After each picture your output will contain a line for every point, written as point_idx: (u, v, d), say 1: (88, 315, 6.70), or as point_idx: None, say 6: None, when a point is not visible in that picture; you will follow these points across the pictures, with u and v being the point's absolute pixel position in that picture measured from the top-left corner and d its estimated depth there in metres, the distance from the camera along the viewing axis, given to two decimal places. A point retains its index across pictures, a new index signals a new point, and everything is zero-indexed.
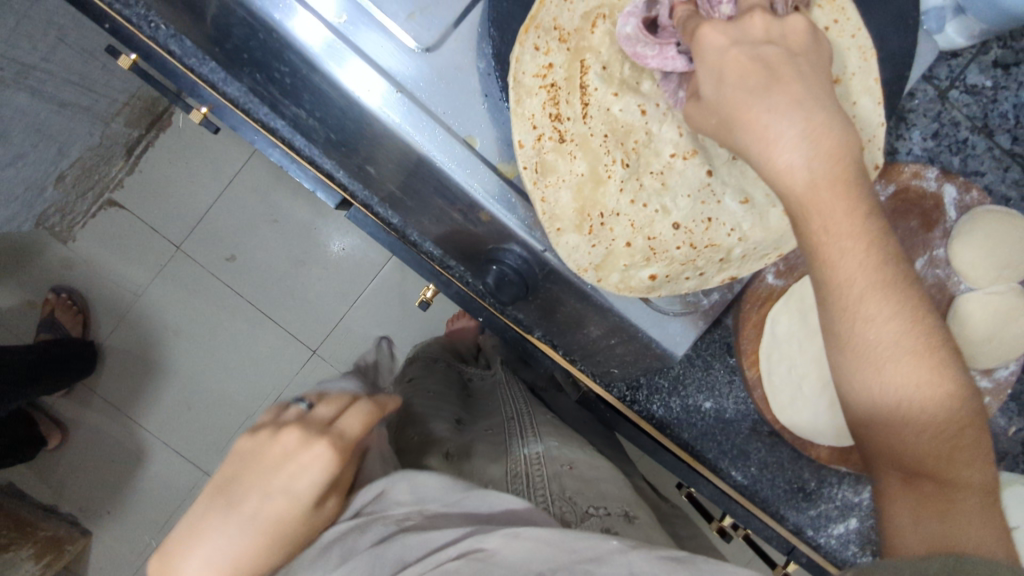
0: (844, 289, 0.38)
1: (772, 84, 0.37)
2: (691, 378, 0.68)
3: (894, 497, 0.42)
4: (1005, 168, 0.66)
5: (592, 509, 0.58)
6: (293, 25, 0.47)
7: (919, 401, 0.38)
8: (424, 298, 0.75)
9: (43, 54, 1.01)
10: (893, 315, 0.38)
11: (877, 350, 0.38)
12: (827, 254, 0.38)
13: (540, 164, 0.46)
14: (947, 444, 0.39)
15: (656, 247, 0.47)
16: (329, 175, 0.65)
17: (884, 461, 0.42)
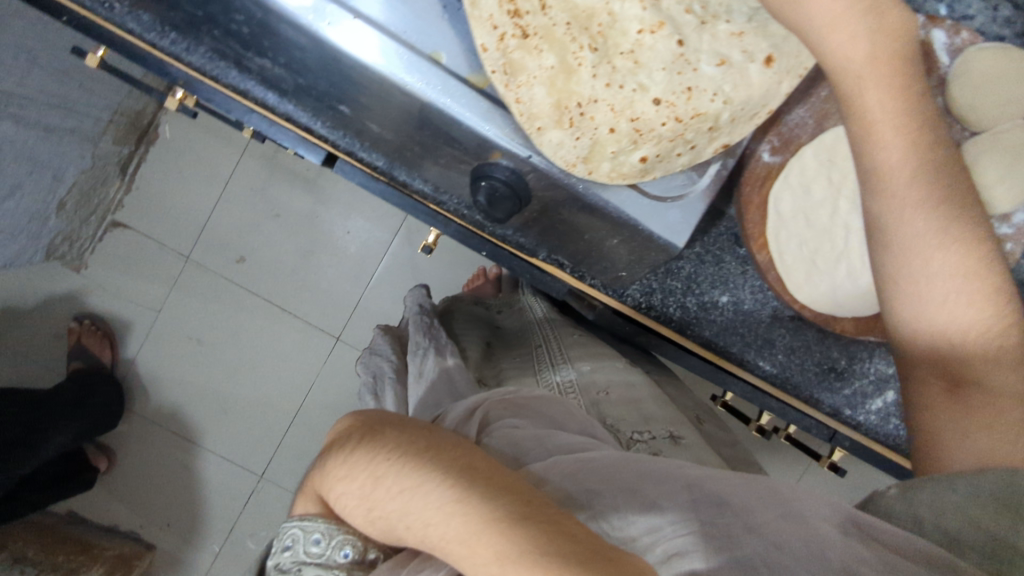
0: (894, 172, 0.46)
1: None
2: (703, 275, 0.67)
3: (939, 407, 0.45)
4: (994, 7, 0.64)
5: (636, 435, 0.59)
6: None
7: (955, 300, 0.44)
8: (427, 244, 0.75)
9: (19, 79, 1.00)
10: (926, 208, 0.45)
11: (926, 240, 0.45)
12: (882, 138, 0.45)
13: (509, 65, 0.45)
14: (986, 343, 0.43)
15: (646, 131, 0.47)
16: (309, 130, 0.65)
17: (930, 367, 0.46)
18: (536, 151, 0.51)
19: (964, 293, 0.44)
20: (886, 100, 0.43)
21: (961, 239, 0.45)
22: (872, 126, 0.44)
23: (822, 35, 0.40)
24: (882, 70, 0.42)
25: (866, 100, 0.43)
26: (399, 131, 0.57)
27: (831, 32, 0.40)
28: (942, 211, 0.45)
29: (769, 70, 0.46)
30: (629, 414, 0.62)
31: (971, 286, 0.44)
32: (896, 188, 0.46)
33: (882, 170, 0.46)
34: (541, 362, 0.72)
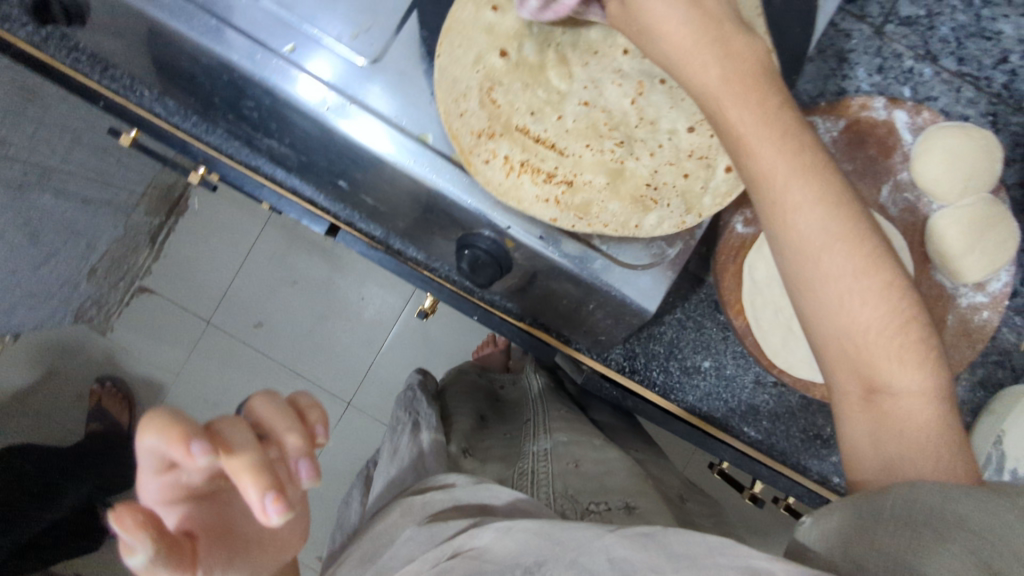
0: (770, 179, 0.41)
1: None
2: (685, 341, 0.69)
3: (853, 413, 0.42)
4: (957, 89, 0.70)
5: (593, 505, 0.63)
6: (291, 85, 0.53)
7: (859, 298, 0.40)
8: (424, 309, 0.79)
9: (62, 157, 1.12)
10: (820, 210, 0.41)
11: (812, 243, 0.41)
12: (750, 149, 0.41)
13: (584, 204, 0.50)
14: (894, 338, 0.40)
15: (714, 157, 0.51)
16: (313, 203, 0.71)
17: (842, 371, 0.42)
18: (514, 222, 0.54)
19: (860, 290, 0.40)
20: (756, 114, 0.40)
21: (850, 234, 0.41)
22: (749, 148, 0.41)
23: (682, 65, 0.42)
24: (736, 88, 0.41)
25: (728, 116, 0.41)
26: (394, 206, 0.62)
27: (689, 63, 0.41)
28: (830, 206, 0.41)
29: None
30: (590, 485, 0.67)
31: (867, 281, 0.40)
32: (780, 199, 0.41)
33: (757, 179, 0.41)
34: (526, 436, 0.76)
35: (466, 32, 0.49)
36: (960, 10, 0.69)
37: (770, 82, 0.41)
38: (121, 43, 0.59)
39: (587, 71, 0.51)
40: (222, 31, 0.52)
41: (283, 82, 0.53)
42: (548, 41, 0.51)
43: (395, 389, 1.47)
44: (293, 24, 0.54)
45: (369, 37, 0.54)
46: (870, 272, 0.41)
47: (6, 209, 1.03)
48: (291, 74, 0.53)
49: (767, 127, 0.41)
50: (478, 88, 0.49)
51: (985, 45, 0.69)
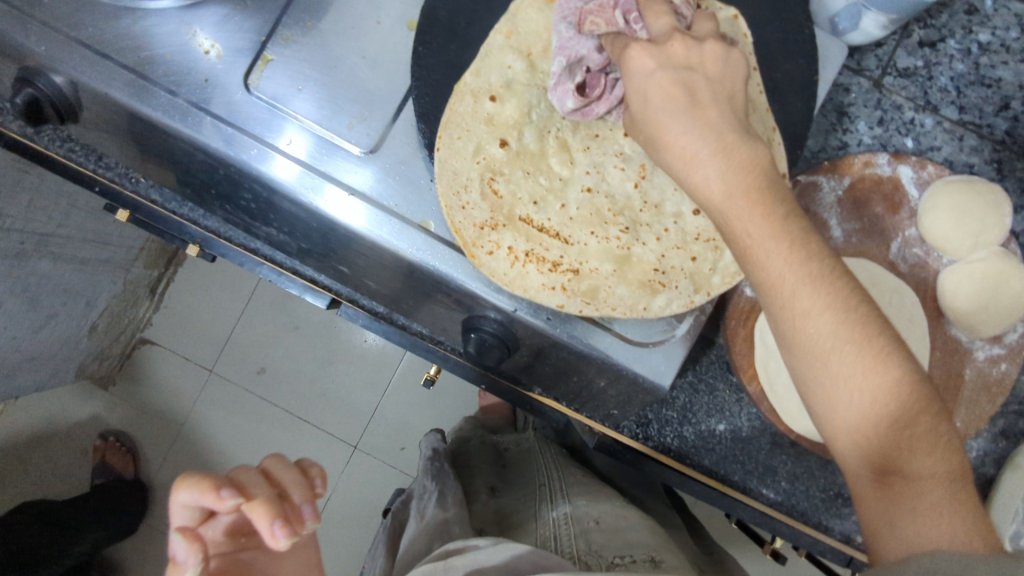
0: (776, 282, 0.40)
1: (690, 107, 0.41)
2: (698, 405, 0.68)
3: (867, 501, 0.39)
4: (960, 138, 0.69)
5: (618, 559, 0.61)
6: (265, 165, 0.52)
7: (869, 392, 0.39)
8: (429, 376, 0.77)
9: (58, 221, 1.12)
10: (828, 310, 0.39)
11: (822, 345, 0.39)
12: (756, 254, 0.40)
13: (592, 290, 0.49)
14: (907, 434, 0.38)
15: (721, 240, 0.51)
16: (314, 281, 0.69)
17: (853, 459, 0.40)
18: (519, 305, 0.53)
19: (870, 388, 0.39)
20: (758, 215, 0.40)
21: (862, 334, 0.39)
22: (754, 253, 0.40)
23: (682, 171, 0.42)
24: (743, 202, 0.40)
25: (737, 223, 0.40)
26: (396, 286, 0.61)
27: (692, 165, 0.41)
28: (841, 308, 0.39)
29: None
30: (614, 540, 0.65)
31: (875, 373, 0.39)
32: (787, 301, 0.40)
33: (763, 279, 0.41)
34: (541, 501, 0.75)
35: (465, 123, 0.48)
36: (958, 59, 0.69)
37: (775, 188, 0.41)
38: (113, 136, 0.59)
39: (588, 157, 0.51)
40: (210, 124, 0.52)
41: (262, 166, 0.52)
42: (548, 130, 0.50)
43: (402, 434, 1.45)
44: (278, 109, 0.53)
45: (366, 127, 0.53)
46: (882, 367, 0.39)
47: (3, 278, 1.03)
48: (267, 154, 0.52)
49: (772, 232, 0.40)
50: (479, 180, 0.49)
51: (985, 92, 0.69)
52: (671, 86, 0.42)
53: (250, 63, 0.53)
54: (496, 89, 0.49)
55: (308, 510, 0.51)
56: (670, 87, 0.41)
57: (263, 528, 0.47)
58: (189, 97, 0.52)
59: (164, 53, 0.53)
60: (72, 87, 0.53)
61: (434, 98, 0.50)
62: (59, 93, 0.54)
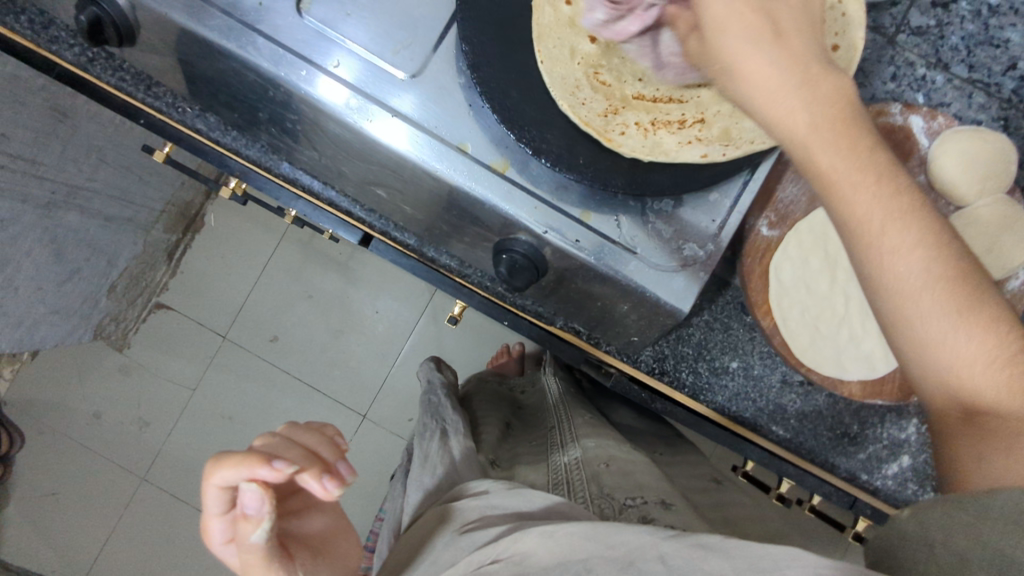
0: (864, 223, 0.40)
1: (775, 39, 0.41)
2: (713, 342, 0.71)
3: (955, 435, 0.40)
4: (969, 95, 0.73)
5: (629, 501, 0.64)
6: (313, 87, 0.55)
7: (956, 335, 0.39)
8: (454, 316, 0.79)
9: (87, 175, 1.15)
10: (918, 247, 0.39)
11: (905, 286, 0.39)
12: (844, 197, 0.40)
13: (726, 132, 0.52)
14: (998, 365, 0.38)
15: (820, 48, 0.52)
16: (348, 214, 0.73)
17: (942, 397, 0.40)
18: (550, 226, 0.56)
19: (954, 316, 0.39)
20: (833, 143, 0.40)
21: (951, 274, 0.39)
22: (844, 195, 0.40)
23: (762, 107, 0.41)
24: (833, 132, 0.40)
25: (825, 165, 0.40)
26: (429, 212, 0.64)
27: (797, 88, 0.40)
28: (931, 253, 0.39)
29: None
30: (625, 482, 0.68)
31: (957, 307, 0.39)
32: (884, 239, 0.40)
33: (850, 218, 0.41)
34: (552, 445, 0.78)
35: (555, 31, 0.52)
36: (969, 20, 0.72)
37: (863, 131, 0.41)
38: (165, 61, 0.62)
39: None
40: (260, 44, 0.54)
41: (310, 87, 0.55)
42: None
43: (410, 401, 1.49)
44: (326, 34, 0.56)
45: (410, 52, 0.56)
46: (967, 307, 0.39)
47: (35, 227, 1.06)
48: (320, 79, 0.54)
49: (856, 170, 0.40)
50: (586, 76, 0.53)
51: (994, 52, 0.72)
52: (752, 14, 0.41)
53: None
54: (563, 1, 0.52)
55: (342, 465, 0.54)
56: (751, 15, 0.41)
57: (315, 485, 0.50)
58: (242, 17, 0.55)
59: None
60: (131, 8, 0.55)
61: (483, 23, 0.52)
62: (119, 14, 0.56)
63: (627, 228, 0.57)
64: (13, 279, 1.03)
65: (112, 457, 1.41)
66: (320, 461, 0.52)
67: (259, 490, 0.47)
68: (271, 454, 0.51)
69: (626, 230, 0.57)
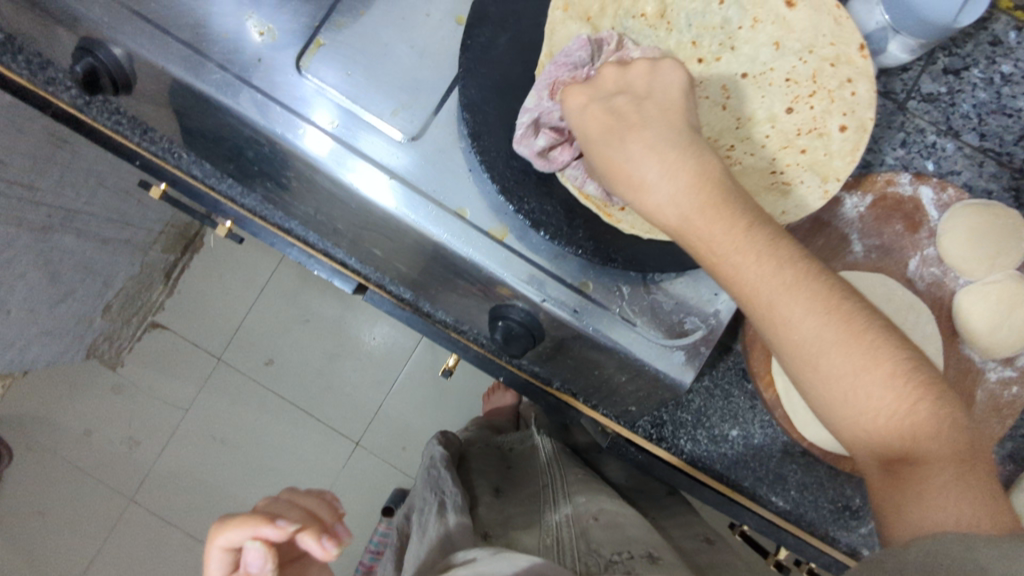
0: (754, 294, 0.42)
1: (627, 132, 0.45)
2: (712, 410, 0.69)
3: (880, 481, 0.43)
4: (980, 164, 0.71)
5: (616, 556, 0.62)
6: (300, 139, 0.53)
7: (858, 389, 0.41)
8: (448, 366, 0.78)
9: (85, 198, 1.14)
10: (808, 313, 0.42)
11: (805, 349, 0.42)
12: (729, 272, 0.43)
13: None
14: (902, 415, 0.41)
15: (825, 126, 0.52)
16: (344, 264, 0.71)
17: (864, 447, 0.43)
18: (548, 296, 0.54)
19: (855, 372, 0.41)
20: (713, 221, 0.42)
21: (848, 329, 0.41)
22: (728, 272, 0.43)
23: (646, 194, 0.44)
24: (711, 210, 0.43)
25: (712, 245, 0.43)
26: (424, 269, 0.63)
27: (665, 178, 0.44)
28: (823, 311, 0.41)
29: (833, 67, 0.52)
30: (617, 535, 0.66)
31: (855, 365, 0.41)
32: (776, 307, 0.42)
33: (745, 290, 0.43)
34: (544, 503, 0.78)
35: None
36: (981, 88, 0.71)
37: (740, 203, 0.43)
38: (162, 109, 0.60)
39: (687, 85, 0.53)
40: (247, 93, 0.53)
41: (293, 136, 0.53)
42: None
43: (403, 433, 1.47)
44: (322, 90, 0.54)
45: (410, 114, 0.55)
46: (866, 362, 0.41)
47: (30, 251, 1.04)
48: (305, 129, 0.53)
49: (740, 246, 0.43)
50: None
51: (1006, 122, 0.71)
52: (605, 117, 0.45)
53: (302, 46, 0.54)
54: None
55: (342, 527, 0.54)
56: (602, 117, 0.45)
57: (314, 546, 0.50)
58: (234, 67, 0.54)
59: (219, 30, 0.54)
60: (128, 58, 0.54)
61: (485, 92, 0.51)
62: (116, 65, 0.55)
63: (628, 300, 0.55)
64: (3, 304, 1.01)
65: (97, 482, 1.38)
66: (321, 523, 0.53)
67: (261, 549, 0.49)
68: (273, 514, 0.52)
69: (627, 301, 0.55)
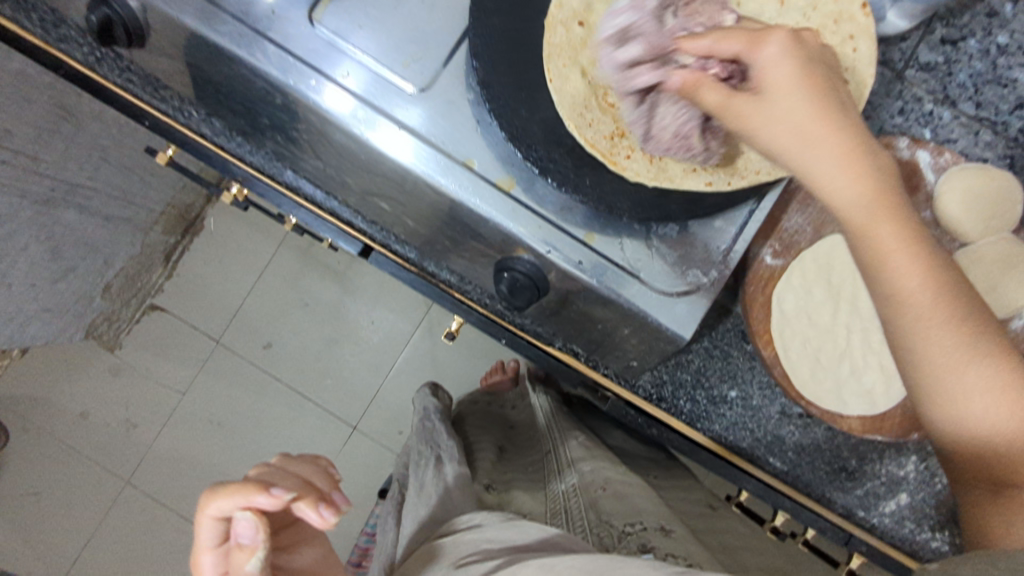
0: (905, 296, 0.43)
1: (806, 135, 0.43)
2: (712, 370, 0.70)
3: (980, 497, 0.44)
4: (976, 132, 0.73)
5: (628, 527, 0.62)
6: (322, 97, 0.54)
7: (987, 408, 0.41)
8: (451, 330, 0.78)
9: (88, 173, 1.15)
10: (949, 325, 0.42)
11: (939, 359, 0.42)
12: (890, 267, 0.43)
13: (732, 159, 0.51)
14: (1018, 442, 0.41)
15: None
16: (350, 224, 0.73)
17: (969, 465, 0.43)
18: (553, 247, 0.55)
19: (993, 393, 0.41)
20: (887, 222, 0.43)
21: (990, 354, 0.42)
22: (890, 267, 0.43)
23: (815, 182, 0.44)
24: (886, 210, 0.43)
25: (880, 237, 0.43)
26: (431, 226, 0.64)
27: (836, 175, 0.43)
28: (969, 331, 0.42)
29: (835, 25, 0.53)
30: (624, 508, 0.66)
31: (994, 386, 0.41)
32: (915, 308, 0.42)
33: (895, 287, 0.43)
34: (550, 474, 0.77)
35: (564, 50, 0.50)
36: (977, 58, 0.72)
37: (913, 216, 0.44)
38: (174, 65, 0.61)
39: None
40: (271, 51, 0.54)
41: (317, 96, 0.54)
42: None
43: (401, 415, 1.47)
44: (337, 44, 0.55)
45: (420, 67, 0.56)
46: (1010, 386, 0.41)
47: (33, 223, 1.05)
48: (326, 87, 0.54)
49: (904, 251, 0.43)
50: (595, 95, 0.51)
51: (1001, 91, 0.72)
52: (751, 109, 0.44)
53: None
54: (580, 15, 0.51)
55: (337, 495, 0.56)
56: (786, 103, 0.44)
57: (312, 514, 0.51)
58: (253, 24, 0.54)
59: None
60: (143, 10, 0.55)
61: (492, 40, 0.52)
62: (130, 16, 0.56)
63: (632, 251, 0.56)
64: (6, 275, 1.02)
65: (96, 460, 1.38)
66: (314, 490, 0.54)
67: (253, 518, 0.49)
68: (266, 482, 0.53)
69: (630, 253, 0.56)
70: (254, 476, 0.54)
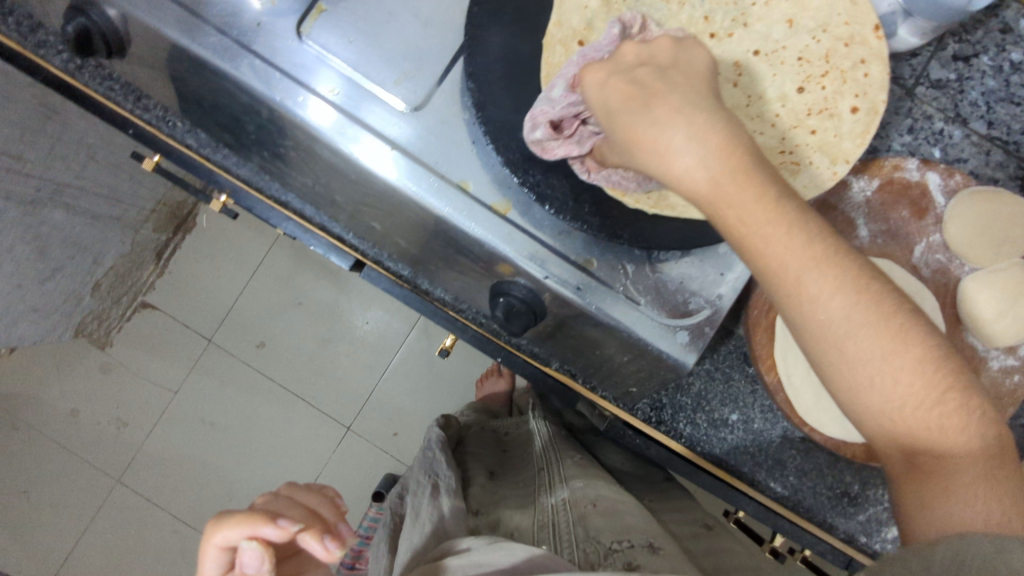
0: (780, 272, 0.38)
1: (650, 100, 0.40)
2: (712, 393, 0.69)
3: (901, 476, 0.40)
4: (987, 152, 0.71)
5: (615, 544, 0.62)
6: (307, 112, 0.51)
7: (890, 375, 0.38)
8: (445, 347, 0.76)
9: (76, 172, 1.12)
10: (837, 291, 0.38)
11: (833, 330, 0.38)
12: (752, 244, 0.38)
13: None
14: (932, 407, 0.38)
15: (836, 107, 0.51)
16: (341, 239, 0.70)
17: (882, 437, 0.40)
18: (551, 273, 0.53)
19: (889, 357, 0.38)
20: (743, 192, 0.37)
21: (881, 314, 0.38)
22: (753, 244, 0.38)
23: (663, 162, 0.39)
24: (738, 176, 0.38)
25: (733, 212, 0.38)
26: (423, 245, 0.61)
27: (688, 149, 0.38)
28: (858, 290, 0.38)
29: (845, 48, 0.51)
30: (613, 524, 0.65)
31: (895, 348, 0.38)
32: (802, 283, 0.38)
33: (766, 262, 0.38)
34: (540, 487, 0.76)
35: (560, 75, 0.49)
36: (990, 75, 0.70)
37: (766, 173, 0.39)
38: (157, 75, 0.59)
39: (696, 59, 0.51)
40: (256, 65, 0.51)
41: (301, 110, 0.51)
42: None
43: (395, 418, 1.46)
44: (326, 58, 0.53)
45: (414, 83, 0.53)
46: (906, 342, 0.38)
47: (18, 225, 1.02)
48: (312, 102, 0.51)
49: (767, 218, 0.38)
50: None
51: (1014, 110, 0.70)
52: (627, 88, 0.41)
53: (304, 11, 0.53)
54: (581, 34, 0.49)
55: (343, 529, 0.54)
56: (623, 88, 0.41)
57: (317, 546, 0.49)
58: (237, 36, 0.52)
59: None
60: (122, 20, 0.52)
61: (490, 60, 0.49)
62: (109, 26, 0.53)
63: (633, 278, 0.54)
64: None
65: (86, 461, 1.36)
66: (321, 522, 0.52)
67: (259, 549, 0.48)
68: (272, 512, 0.51)
69: (631, 279, 0.54)
70: (261, 506, 0.52)
